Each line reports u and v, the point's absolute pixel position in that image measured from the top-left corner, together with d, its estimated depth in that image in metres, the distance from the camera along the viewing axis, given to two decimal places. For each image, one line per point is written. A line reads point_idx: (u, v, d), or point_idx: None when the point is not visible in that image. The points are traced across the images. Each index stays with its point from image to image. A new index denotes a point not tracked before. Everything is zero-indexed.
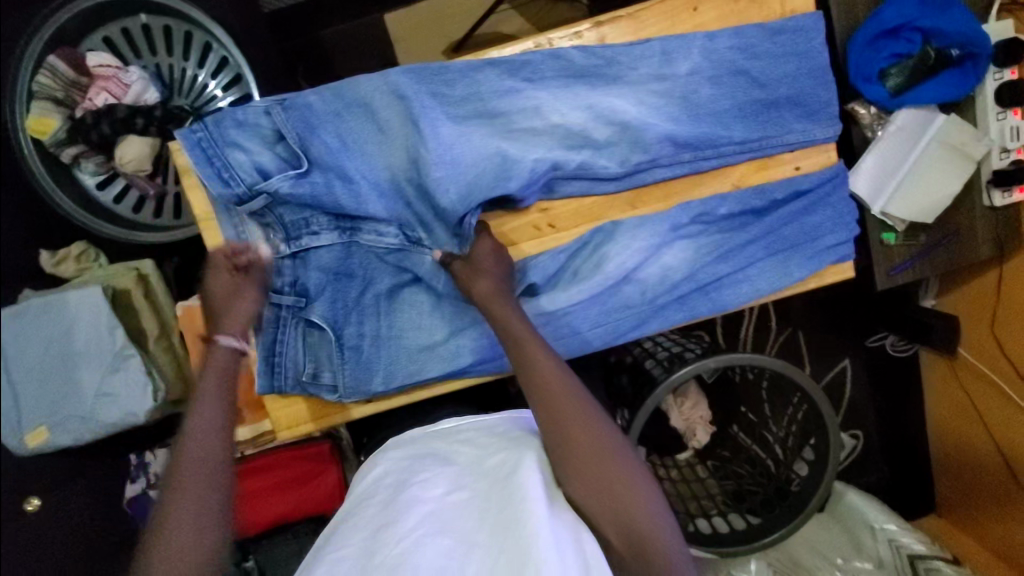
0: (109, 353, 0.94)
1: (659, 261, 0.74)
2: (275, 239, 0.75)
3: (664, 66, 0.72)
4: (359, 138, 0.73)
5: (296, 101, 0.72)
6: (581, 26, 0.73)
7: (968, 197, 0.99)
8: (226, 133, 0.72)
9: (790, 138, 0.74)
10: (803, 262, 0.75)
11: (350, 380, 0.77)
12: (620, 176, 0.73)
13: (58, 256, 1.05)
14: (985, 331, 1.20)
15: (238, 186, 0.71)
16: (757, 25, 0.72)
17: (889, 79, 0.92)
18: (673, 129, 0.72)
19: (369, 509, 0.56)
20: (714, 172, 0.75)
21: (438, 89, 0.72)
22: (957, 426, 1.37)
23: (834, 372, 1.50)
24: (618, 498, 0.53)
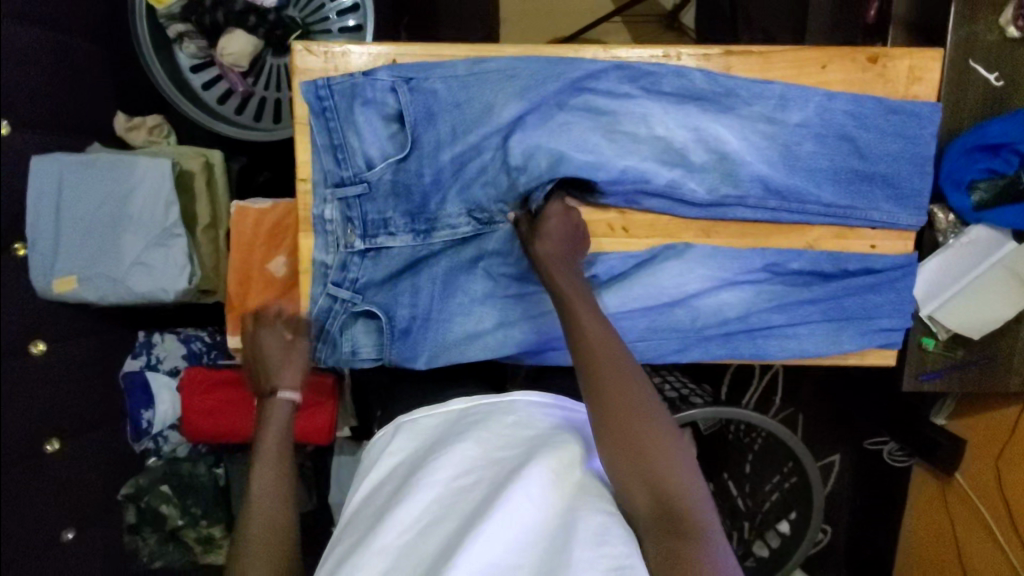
0: (157, 227, 0.94)
1: (717, 295, 0.76)
2: (351, 233, 0.75)
3: (776, 110, 0.73)
4: (469, 127, 0.72)
5: (423, 84, 0.72)
6: (711, 50, 0.74)
7: (1015, 327, 1.00)
8: (352, 110, 0.72)
9: (875, 215, 0.75)
10: (854, 337, 0.78)
11: (394, 356, 0.76)
12: (703, 204, 0.75)
13: (134, 122, 1.07)
14: (988, 465, 1.20)
15: (346, 169, 0.73)
16: (877, 99, 0.73)
17: (976, 192, 0.93)
18: (767, 173, 0.73)
19: (384, 487, 0.60)
20: (792, 226, 0.76)
21: (552, 89, 0.72)
22: (927, 551, 1.36)
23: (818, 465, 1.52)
24: (655, 465, 0.55)
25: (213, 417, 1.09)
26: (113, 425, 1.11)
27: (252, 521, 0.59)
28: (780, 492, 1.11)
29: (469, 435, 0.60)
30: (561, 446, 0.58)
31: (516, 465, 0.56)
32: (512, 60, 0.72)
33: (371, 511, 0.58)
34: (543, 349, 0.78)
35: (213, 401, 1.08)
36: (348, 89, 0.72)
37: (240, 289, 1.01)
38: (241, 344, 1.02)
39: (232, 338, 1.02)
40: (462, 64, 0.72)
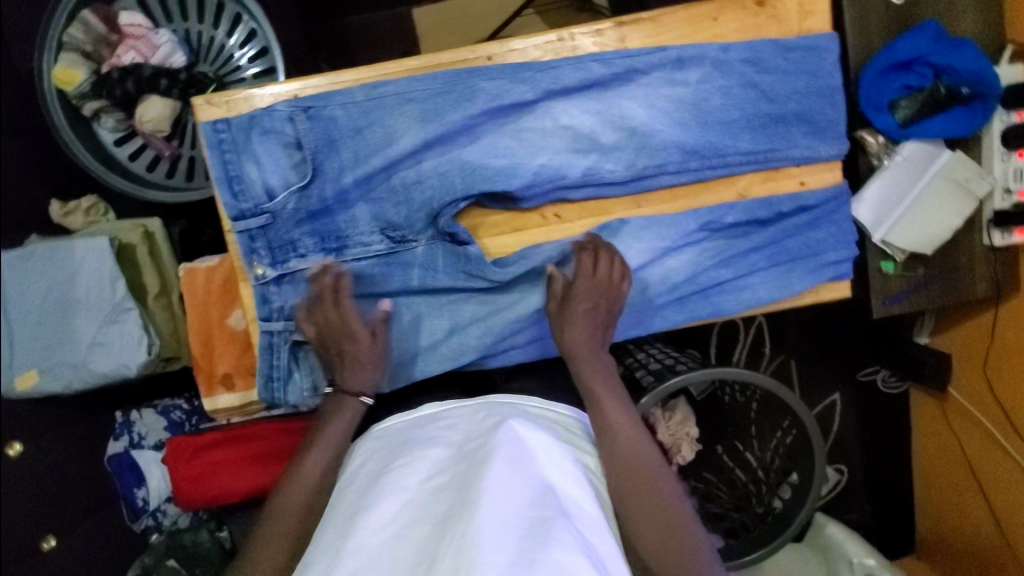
0: (108, 304, 0.94)
1: (662, 264, 0.76)
2: (259, 263, 0.74)
3: (675, 72, 0.73)
4: (373, 148, 0.72)
5: (322, 112, 0.71)
6: (603, 24, 0.74)
7: (969, 234, 1.00)
8: (250, 142, 0.70)
9: (796, 153, 0.75)
10: (803, 275, 0.78)
11: None
12: (626, 180, 0.75)
13: (68, 207, 1.05)
14: (977, 372, 1.20)
15: (245, 201, 0.71)
16: (771, 40, 0.73)
17: (899, 111, 0.94)
18: (681, 136, 0.74)
19: (351, 491, 0.60)
20: (719, 180, 0.76)
21: (451, 101, 0.72)
22: (940, 470, 1.38)
23: (821, 407, 1.52)
24: (662, 516, 0.61)
25: (203, 483, 1.06)
26: (108, 510, 1.10)
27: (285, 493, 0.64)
28: (788, 449, 1.12)
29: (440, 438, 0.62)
30: (525, 434, 0.59)
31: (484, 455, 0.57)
32: (409, 81, 0.72)
33: (343, 513, 0.58)
34: (500, 349, 0.78)
35: (198, 468, 1.05)
36: (245, 121, 0.70)
37: (203, 350, 1.01)
38: (217, 405, 1.04)
39: (206, 401, 1.02)
40: (360, 90, 0.72)
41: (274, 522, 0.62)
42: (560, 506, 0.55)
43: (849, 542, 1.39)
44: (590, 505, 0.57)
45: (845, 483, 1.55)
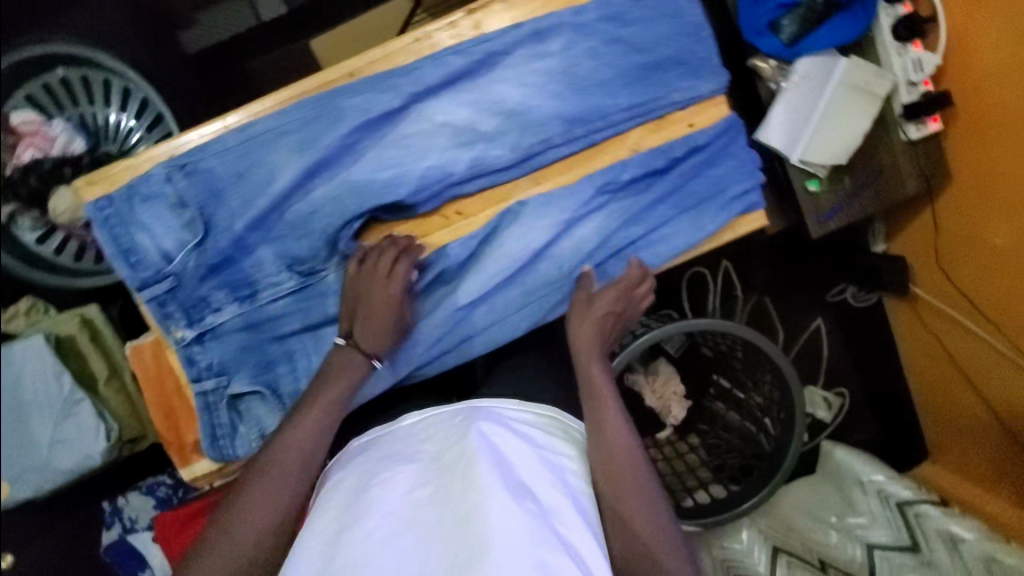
0: (57, 399, 0.94)
1: (572, 235, 0.76)
2: (176, 327, 0.74)
3: (537, 46, 0.73)
4: (258, 188, 0.72)
5: (198, 165, 0.71)
6: (455, 16, 0.74)
7: (886, 134, 1.00)
8: (134, 211, 0.70)
9: (677, 96, 0.75)
10: (715, 214, 0.77)
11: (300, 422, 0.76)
12: (516, 162, 0.75)
13: (7, 315, 1.06)
14: (933, 266, 1.21)
15: (145, 270, 0.71)
16: None
17: (782, 31, 0.94)
18: (559, 107, 0.74)
19: (329, 509, 0.60)
20: (608, 141, 0.76)
21: (323, 125, 0.72)
22: (928, 370, 1.39)
23: (807, 334, 1.54)
24: (641, 512, 0.62)
25: None
26: None
27: (264, 466, 0.62)
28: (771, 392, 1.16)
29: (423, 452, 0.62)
30: (504, 440, 0.61)
31: (469, 462, 0.58)
32: (277, 115, 0.71)
33: (325, 530, 0.58)
34: (434, 355, 0.77)
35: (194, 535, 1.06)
36: (125, 192, 0.70)
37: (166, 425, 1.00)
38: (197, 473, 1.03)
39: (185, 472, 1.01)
40: (232, 134, 0.71)
41: (256, 495, 0.60)
42: (540, 507, 0.57)
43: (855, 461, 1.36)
44: (570, 501, 0.59)
45: (849, 406, 1.54)
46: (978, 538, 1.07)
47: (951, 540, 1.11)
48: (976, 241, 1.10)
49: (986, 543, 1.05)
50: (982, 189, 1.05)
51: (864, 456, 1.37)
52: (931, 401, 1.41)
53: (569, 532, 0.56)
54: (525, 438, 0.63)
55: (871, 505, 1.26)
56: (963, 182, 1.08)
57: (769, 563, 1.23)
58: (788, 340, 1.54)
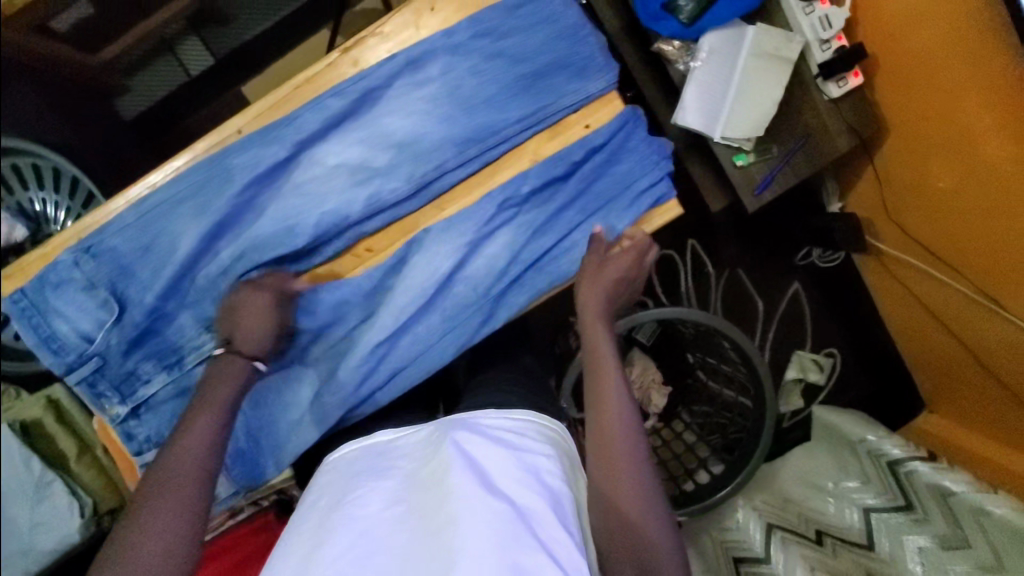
0: (30, 484, 0.97)
1: (482, 255, 0.76)
2: (111, 404, 0.76)
3: (415, 74, 0.73)
4: (165, 257, 0.73)
5: (101, 245, 0.72)
6: (332, 57, 0.74)
7: (812, 97, 0.97)
8: (48, 299, 0.72)
9: (567, 101, 0.75)
10: (623, 212, 0.77)
11: (242, 473, 0.81)
12: (413, 193, 0.75)
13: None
14: (884, 219, 1.19)
15: (68, 355, 0.73)
16: (494, 6, 0.73)
17: (680, 11, 0.92)
18: (448, 131, 0.73)
19: (300, 534, 0.57)
20: (507, 155, 0.76)
21: (215, 187, 0.72)
22: (907, 321, 1.35)
23: (787, 300, 1.50)
24: (635, 499, 0.58)
25: None
26: None
27: (161, 474, 0.57)
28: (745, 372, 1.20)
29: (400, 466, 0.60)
30: (475, 446, 0.59)
31: (446, 470, 0.56)
32: (171, 184, 0.72)
33: (297, 551, 0.55)
34: (366, 394, 0.77)
35: None
36: (36, 282, 0.72)
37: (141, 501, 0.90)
38: None
39: None
40: (130, 209, 0.72)
41: (158, 504, 0.55)
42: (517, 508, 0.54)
43: (844, 423, 1.31)
44: (552, 502, 0.55)
45: (843, 367, 1.50)
46: (971, 490, 1.03)
47: (944, 495, 1.06)
48: (919, 187, 1.08)
49: (978, 495, 1.01)
50: (911, 137, 1.05)
51: (856, 417, 1.32)
52: (919, 353, 1.36)
53: (549, 533, 0.52)
54: (505, 445, 0.61)
55: (865, 468, 1.23)
56: (898, 131, 1.07)
57: (763, 542, 1.20)
58: (768, 310, 1.51)
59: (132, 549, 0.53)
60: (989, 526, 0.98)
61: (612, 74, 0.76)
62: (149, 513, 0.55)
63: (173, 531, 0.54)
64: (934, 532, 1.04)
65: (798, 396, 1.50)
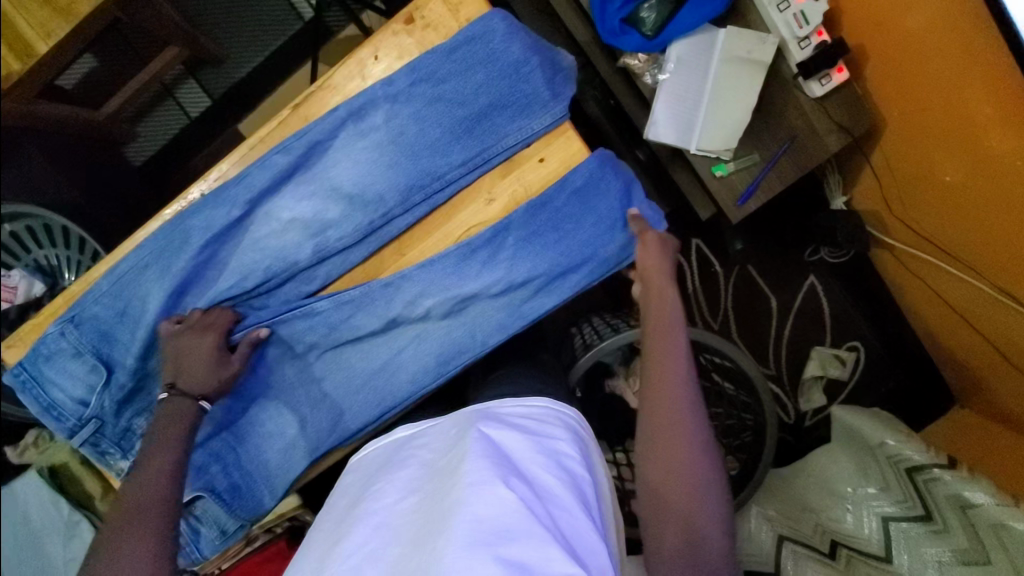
0: (62, 522, 1.04)
1: (437, 285, 0.78)
2: (115, 460, 0.81)
3: (358, 124, 0.75)
4: (138, 318, 0.77)
5: (83, 315, 0.77)
6: (283, 114, 0.76)
7: (790, 97, 0.93)
8: (42, 371, 0.77)
9: (511, 139, 0.76)
10: (581, 238, 0.78)
11: (245, 510, 0.84)
12: (361, 239, 0.78)
13: (20, 448, 1.15)
14: (889, 215, 1.13)
15: (68, 420, 0.78)
16: (431, 52, 0.74)
17: (643, 23, 0.89)
18: (391, 178, 0.76)
19: (325, 526, 0.61)
20: (458, 196, 0.78)
21: (175, 250, 0.76)
22: (931, 313, 1.26)
23: (803, 294, 1.44)
24: (685, 504, 0.61)
25: None
26: None
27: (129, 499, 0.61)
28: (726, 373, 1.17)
29: (419, 460, 0.63)
30: (497, 437, 0.61)
31: (456, 462, 0.58)
32: (135, 252, 0.76)
33: (322, 543, 0.59)
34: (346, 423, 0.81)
35: None
36: (31, 355, 0.77)
37: None
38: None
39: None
40: (104, 279, 0.77)
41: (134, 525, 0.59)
42: (533, 491, 0.55)
43: (866, 425, 1.24)
44: (569, 485, 0.58)
45: (866, 358, 1.42)
46: (992, 504, 0.97)
47: (964, 506, 1.00)
48: (926, 179, 1.00)
49: (999, 509, 0.95)
50: (913, 127, 0.97)
51: (879, 420, 1.25)
52: (945, 345, 1.27)
53: (565, 518, 0.54)
54: (523, 429, 0.63)
55: (885, 473, 1.16)
56: (894, 124, 1.00)
57: (775, 557, 1.19)
58: (783, 305, 1.44)
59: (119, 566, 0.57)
60: (1010, 543, 0.92)
61: (558, 107, 0.76)
62: (126, 541, 0.58)
63: (147, 562, 0.58)
64: (953, 544, 0.98)
65: (819, 393, 1.44)
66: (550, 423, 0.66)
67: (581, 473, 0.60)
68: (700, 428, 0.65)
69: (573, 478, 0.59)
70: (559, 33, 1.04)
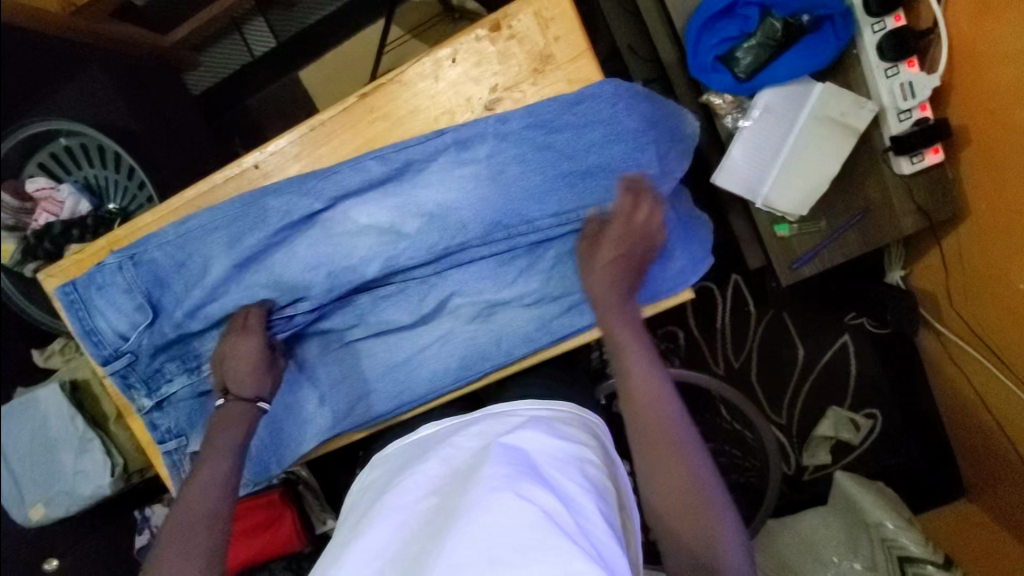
0: (76, 437, 1.10)
1: (495, 304, 0.77)
2: (138, 395, 0.82)
3: (460, 153, 0.73)
4: (193, 274, 0.78)
5: (143, 255, 0.78)
6: (349, 101, 0.75)
7: (873, 169, 0.88)
8: (92, 297, 0.78)
9: (611, 206, 0.73)
10: (639, 288, 0.75)
11: (251, 472, 0.83)
12: (431, 260, 0.75)
13: (47, 352, 1.22)
14: (949, 305, 1.08)
15: (106, 348, 0.80)
16: (554, 98, 0.72)
17: (737, 64, 0.84)
18: (478, 209, 0.73)
19: (348, 523, 0.63)
20: (536, 244, 0.75)
21: (250, 224, 0.76)
22: (961, 402, 1.22)
23: (831, 351, 1.39)
24: (695, 512, 0.56)
25: None
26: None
27: (183, 499, 0.64)
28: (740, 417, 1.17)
29: (440, 452, 0.64)
30: (523, 442, 0.61)
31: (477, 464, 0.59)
32: (209, 212, 0.76)
33: (341, 540, 0.60)
34: (366, 411, 0.80)
35: None
36: (85, 279, 0.78)
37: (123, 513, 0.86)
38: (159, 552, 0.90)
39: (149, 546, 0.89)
40: (172, 227, 0.77)
41: (183, 523, 0.63)
42: (556, 498, 0.54)
43: (865, 500, 1.21)
44: (591, 491, 0.57)
45: (882, 428, 1.38)
46: None
47: None
48: (996, 278, 0.94)
49: None
50: (994, 225, 0.91)
51: (880, 496, 1.21)
52: (968, 437, 1.23)
53: (586, 524, 0.54)
54: (548, 432, 0.63)
55: (874, 553, 1.13)
56: (978, 217, 0.94)
57: None
58: (808, 360, 1.40)
59: (172, 561, 0.60)
60: None
61: (663, 186, 0.74)
62: (180, 543, 0.61)
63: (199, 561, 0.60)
64: None
65: (826, 452, 1.40)
66: (574, 428, 0.66)
67: (602, 480, 0.60)
68: (693, 433, 0.60)
69: (600, 490, 0.59)
70: (645, 48, 0.98)
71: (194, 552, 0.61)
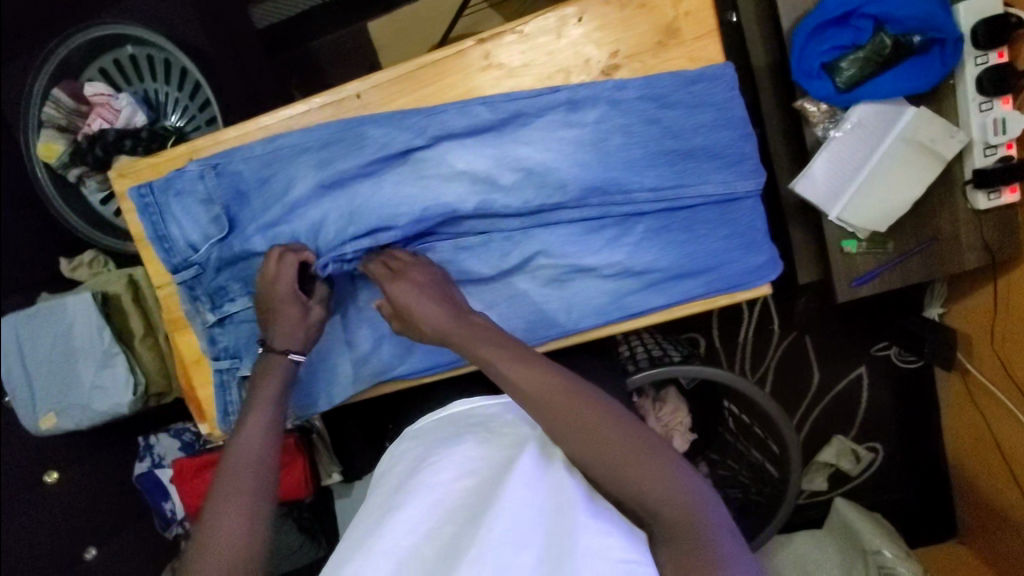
0: (99, 349, 1.06)
1: (575, 269, 0.76)
2: (202, 309, 0.80)
3: (569, 114, 0.73)
4: (275, 193, 0.76)
5: (227, 167, 0.77)
6: (465, 44, 0.74)
7: (949, 199, 0.89)
8: (168, 202, 0.77)
9: (708, 189, 0.73)
10: (721, 275, 0.75)
11: (297, 405, 0.82)
12: (523, 214, 0.75)
13: (75, 263, 1.18)
14: (988, 351, 1.11)
15: (176, 257, 0.78)
16: (671, 74, 0.72)
17: (839, 74, 0.84)
18: (578, 170, 0.73)
19: (385, 486, 0.60)
20: (627, 216, 0.75)
21: (345, 151, 0.75)
22: (971, 445, 1.25)
23: (848, 380, 1.40)
24: (658, 482, 0.53)
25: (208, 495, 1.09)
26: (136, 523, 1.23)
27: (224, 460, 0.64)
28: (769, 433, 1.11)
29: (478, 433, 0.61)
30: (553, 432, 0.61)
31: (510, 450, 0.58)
32: (304, 133, 0.76)
33: (377, 505, 0.58)
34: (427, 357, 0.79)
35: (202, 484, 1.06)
36: (164, 184, 0.77)
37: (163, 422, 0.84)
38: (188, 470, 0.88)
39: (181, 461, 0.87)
40: (260, 143, 0.76)
41: (225, 485, 0.61)
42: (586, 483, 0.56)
43: (865, 529, 1.23)
44: None
45: (886, 463, 1.40)
46: None
47: None
48: None
49: None
50: None
51: (881, 528, 1.24)
52: (973, 481, 1.26)
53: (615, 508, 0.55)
54: None
55: None
56: None
57: None
58: (826, 387, 1.41)
59: (213, 524, 0.59)
60: None
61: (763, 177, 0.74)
62: (222, 503, 0.60)
63: (243, 523, 0.59)
64: None
65: (823, 479, 1.41)
66: None
67: None
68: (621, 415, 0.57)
69: None
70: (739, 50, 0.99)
71: (237, 513, 0.60)
